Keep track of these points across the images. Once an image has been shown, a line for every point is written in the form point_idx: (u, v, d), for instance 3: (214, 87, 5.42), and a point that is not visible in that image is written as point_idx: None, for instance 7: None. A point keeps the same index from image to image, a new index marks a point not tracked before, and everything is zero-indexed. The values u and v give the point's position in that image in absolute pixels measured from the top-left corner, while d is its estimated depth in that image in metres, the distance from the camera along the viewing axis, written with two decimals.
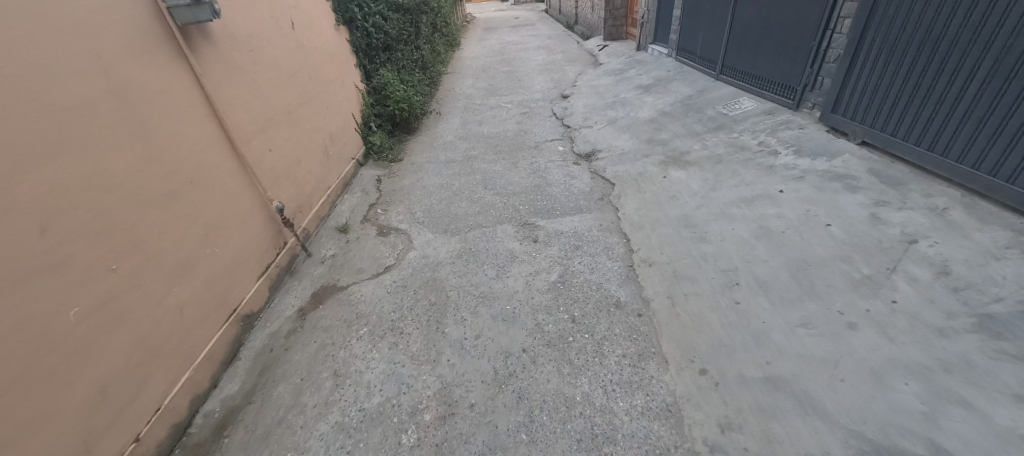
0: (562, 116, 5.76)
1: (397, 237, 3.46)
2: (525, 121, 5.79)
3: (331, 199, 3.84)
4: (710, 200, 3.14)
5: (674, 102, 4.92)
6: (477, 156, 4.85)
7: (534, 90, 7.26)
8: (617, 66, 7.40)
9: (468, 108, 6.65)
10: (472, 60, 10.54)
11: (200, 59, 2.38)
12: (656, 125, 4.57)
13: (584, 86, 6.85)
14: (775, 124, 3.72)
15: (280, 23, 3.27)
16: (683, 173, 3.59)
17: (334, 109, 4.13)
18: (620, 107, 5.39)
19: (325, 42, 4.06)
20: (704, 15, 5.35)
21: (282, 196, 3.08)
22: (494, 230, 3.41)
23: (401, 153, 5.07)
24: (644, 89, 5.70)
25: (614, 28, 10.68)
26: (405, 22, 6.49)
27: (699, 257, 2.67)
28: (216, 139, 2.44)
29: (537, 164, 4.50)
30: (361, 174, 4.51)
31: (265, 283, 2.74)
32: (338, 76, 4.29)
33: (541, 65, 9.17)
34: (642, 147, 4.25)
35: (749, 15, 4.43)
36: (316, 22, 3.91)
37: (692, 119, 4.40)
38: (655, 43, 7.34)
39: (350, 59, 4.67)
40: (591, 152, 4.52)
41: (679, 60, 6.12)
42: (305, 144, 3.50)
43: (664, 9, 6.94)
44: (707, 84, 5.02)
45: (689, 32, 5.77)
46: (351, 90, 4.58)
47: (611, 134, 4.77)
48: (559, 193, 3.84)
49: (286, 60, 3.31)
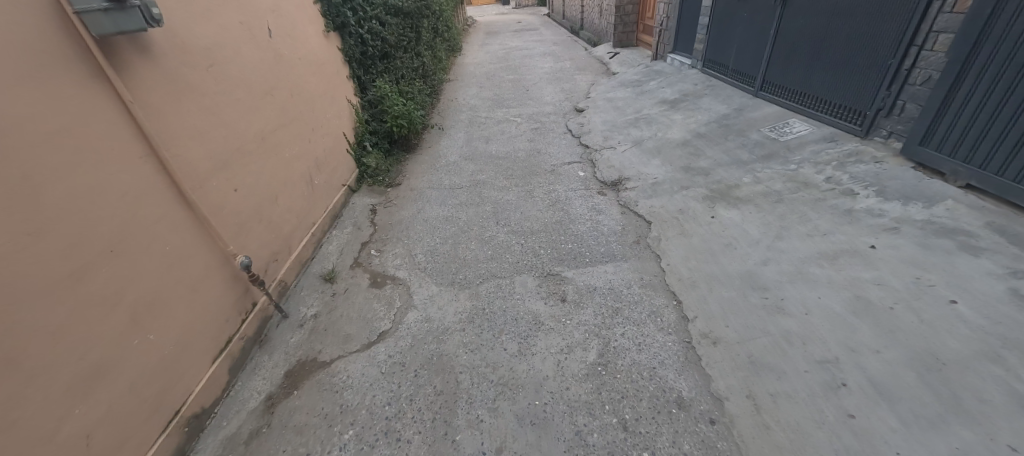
0: (578, 133, 5.18)
1: (393, 290, 2.86)
2: (537, 139, 5.21)
3: (316, 238, 3.24)
4: (778, 253, 2.56)
5: (708, 122, 4.35)
6: (485, 182, 4.25)
7: (544, 102, 6.68)
8: (634, 76, 6.84)
9: (473, 122, 6.07)
10: (475, 67, 9.96)
11: (130, 83, 1.78)
12: (691, 149, 4.00)
13: (599, 98, 6.29)
14: (841, 155, 3.16)
15: (253, 31, 2.69)
16: (736, 213, 3.01)
17: (322, 129, 3.53)
18: (645, 125, 4.84)
19: (312, 51, 3.47)
20: (739, 24, 4.79)
21: (252, 245, 2.48)
22: (511, 282, 2.82)
23: (399, 176, 4.49)
24: (669, 104, 5.14)
25: (624, 34, 10.16)
26: (405, 27, 5.90)
27: (780, 336, 2.09)
28: (155, 187, 1.84)
29: (555, 193, 3.92)
30: (353, 202, 3.91)
31: (224, 365, 2.14)
32: (327, 89, 3.70)
33: (549, 74, 8.61)
34: (678, 177, 3.67)
35: (800, 26, 3.87)
36: (300, 28, 3.32)
37: (734, 143, 3.82)
38: (675, 52, 6.80)
39: (341, 70, 4.08)
40: (617, 180, 3.94)
41: (706, 72, 5.55)
42: (285, 175, 2.91)
43: (686, 16, 6.40)
44: (745, 102, 4.46)
45: (720, 43, 5.21)
46: (342, 106, 3.99)
47: (638, 158, 4.20)
48: (586, 232, 3.26)
49: (260, 76, 2.72)
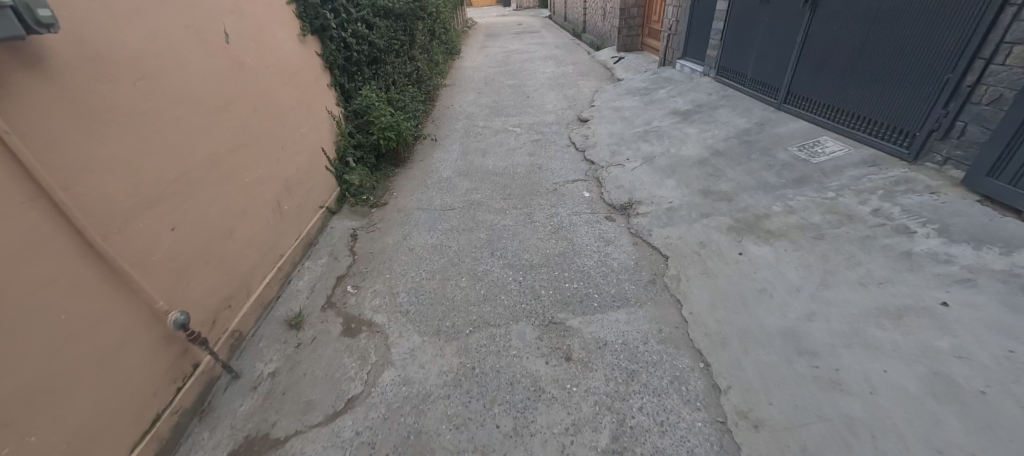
0: (582, 147, 4.77)
1: (368, 340, 2.43)
2: (537, 152, 4.80)
3: (284, 273, 2.83)
4: (825, 305, 2.14)
5: (727, 138, 3.94)
6: (480, 203, 3.84)
7: (545, 111, 6.26)
8: (641, 82, 6.44)
9: (469, 131, 5.66)
10: (473, 71, 9.56)
11: (9, 109, 1.38)
12: (709, 170, 3.59)
13: (604, 107, 5.88)
14: (888, 183, 2.74)
15: (204, 35, 2.27)
16: (768, 250, 2.59)
17: (295, 147, 3.12)
18: (655, 139, 4.42)
19: (283, 58, 3.05)
20: (759, 29, 4.38)
21: (195, 294, 2.07)
22: (507, 332, 2.41)
23: (385, 194, 4.08)
24: (681, 116, 4.73)
25: (629, 38, 9.77)
26: (395, 29, 5.49)
27: (839, 424, 1.67)
28: (47, 242, 1.45)
29: (557, 217, 3.50)
30: (332, 227, 3.49)
31: (146, 452, 1.74)
32: (302, 101, 3.28)
33: (550, 79, 8.20)
34: (696, 202, 3.25)
35: (832, 33, 3.47)
36: (269, 31, 2.90)
37: (759, 163, 3.41)
38: (685, 58, 6.40)
39: (321, 78, 3.66)
40: (627, 203, 3.53)
41: (721, 81, 5.14)
42: (244, 205, 2.49)
43: (697, 20, 6.00)
44: (768, 116, 4.05)
45: (737, 50, 4.80)
46: (320, 118, 3.57)
47: (650, 177, 3.78)
48: (593, 268, 2.84)
49: (213, 89, 2.30)
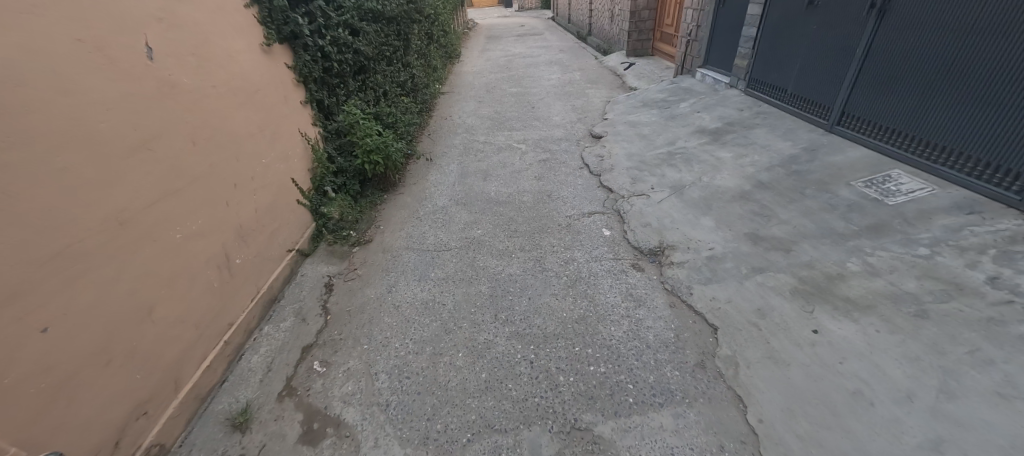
0: (597, 170, 4.19)
1: (332, 452, 1.84)
2: (546, 176, 4.22)
3: (234, 347, 2.25)
4: (956, 428, 1.56)
5: (772, 167, 3.35)
6: (481, 242, 3.25)
7: (553, 125, 5.67)
8: (658, 93, 5.85)
9: (469, 149, 5.08)
10: (473, 77, 8.96)
11: None
12: (755, 207, 3.01)
13: (619, 121, 5.30)
14: (1000, 240, 2.16)
15: (111, 52, 1.69)
16: (854, 330, 2.01)
17: (252, 183, 2.54)
18: (682, 164, 3.84)
19: (237, 73, 2.47)
20: (804, 38, 3.80)
21: (83, 413, 1.50)
22: (517, 444, 1.82)
23: (369, 228, 3.49)
24: (711, 136, 4.15)
25: (639, 42, 9.20)
26: (386, 35, 4.91)
27: None
28: None
29: (574, 264, 2.92)
30: (302, 274, 2.90)
31: None
32: (263, 124, 2.69)
33: (557, 87, 7.62)
34: (745, 251, 2.67)
35: (906, 46, 2.89)
36: (217, 41, 2.32)
37: (819, 203, 2.82)
38: (707, 67, 5.82)
39: (292, 95, 3.08)
40: (657, 246, 2.94)
41: (755, 95, 4.55)
42: (174, 271, 1.91)
43: (722, 25, 5.42)
44: (817, 140, 3.47)
45: (775, 60, 4.22)
46: (289, 143, 2.98)
47: (681, 213, 3.20)
48: (623, 343, 2.26)
49: (125, 124, 1.72)
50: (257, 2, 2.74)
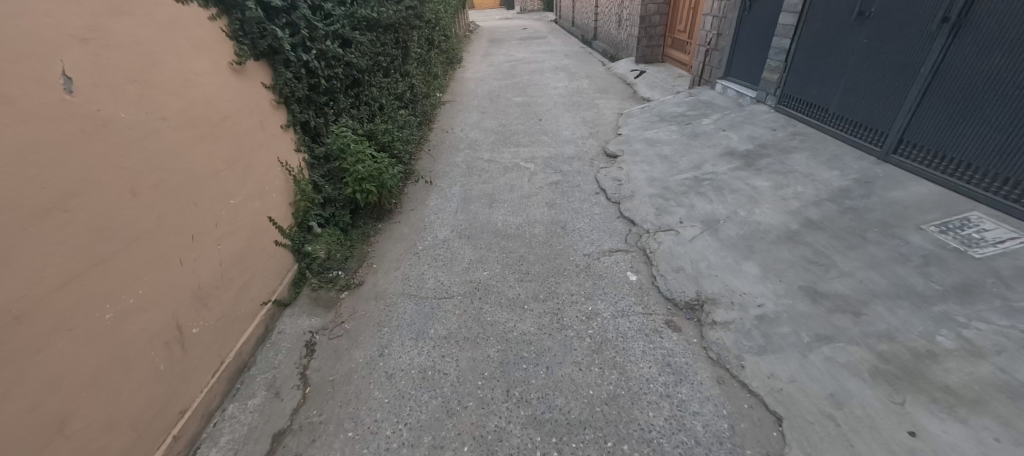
0: (616, 197, 3.77)
1: None
2: (558, 203, 3.80)
3: (186, 441, 1.83)
4: None
5: (820, 201, 2.93)
6: (488, 288, 2.83)
7: (563, 140, 5.26)
8: (675, 107, 5.44)
9: (472, 168, 4.66)
10: (476, 84, 8.53)
11: None
12: (807, 252, 2.59)
13: (635, 138, 4.88)
14: None
15: (4, 88, 1.28)
16: (963, 435, 1.59)
17: (217, 231, 2.12)
18: (713, 193, 3.43)
19: (198, 100, 2.05)
20: (851, 53, 3.39)
21: None
22: None
23: (361, 268, 3.07)
24: (742, 159, 3.73)
25: (649, 48, 8.80)
26: (383, 44, 4.50)
27: None
28: None
29: (598, 319, 2.50)
30: (279, 331, 2.48)
31: None
32: (230, 157, 2.28)
33: (564, 96, 7.21)
34: (804, 311, 2.25)
35: (989, 68, 2.47)
36: (170, 63, 1.90)
37: (885, 251, 2.40)
38: (728, 79, 5.41)
39: (270, 119, 2.65)
40: (694, 298, 2.52)
41: (788, 113, 4.13)
42: (99, 364, 1.50)
43: (747, 34, 5.01)
44: (870, 170, 3.05)
45: (814, 76, 3.80)
46: (265, 176, 2.56)
47: (719, 256, 2.78)
48: (666, 437, 1.84)
49: (24, 181, 1.31)
50: (227, 12, 2.31)
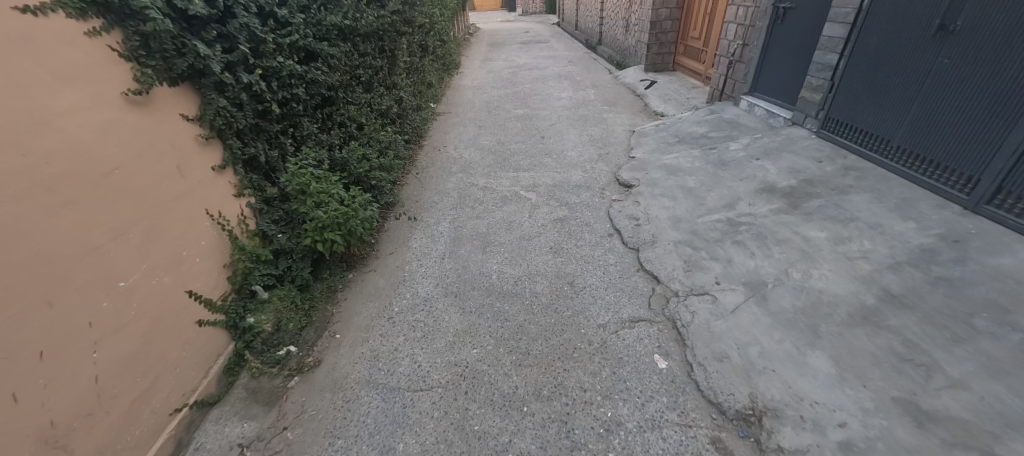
0: (633, 241, 3.17)
1: None
2: (564, 249, 3.20)
3: None
4: None
5: (898, 266, 2.32)
6: (477, 376, 2.21)
7: (568, 164, 4.65)
8: (695, 126, 4.84)
9: (465, 198, 4.06)
10: (474, 93, 7.94)
11: None
12: (893, 343, 1.98)
13: (652, 164, 4.27)
14: None
15: None
16: None
17: (91, 334, 1.51)
18: (754, 244, 2.82)
19: (62, 151, 1.46)
20: (924, 77, 2.80)
21: None
22: None
23: (319, 340, 2.46)
24: (785, 199, 3.12)
25: (659, 56, 8.24)
26: (361, 55, 3.91)
27: None
28: None
29: (619, 432, 1.89)
30: (196, 448, 1.86)
31: None
32: (123, 222, 1.67)
33: (569, 109, 6.62)
34: (906, 442, 1.64)
35: None
36: (4, 103, 1.31)
37: (1009, 351, 1.79)
38: (755, 95, 4.82)
39: (195, 162, 2.05)
40: (748, 406, 1.91)
41: (835, 141, 3.53)
42: None
43: (779, 45, 4.41)
44: (958, 224, 2.44)
45: (872, 100, 3.19)
46: (183, 237, 1.96)
47: (773, 338, 2.17)
48: None
49: None
50: (121, 24, 1.70)
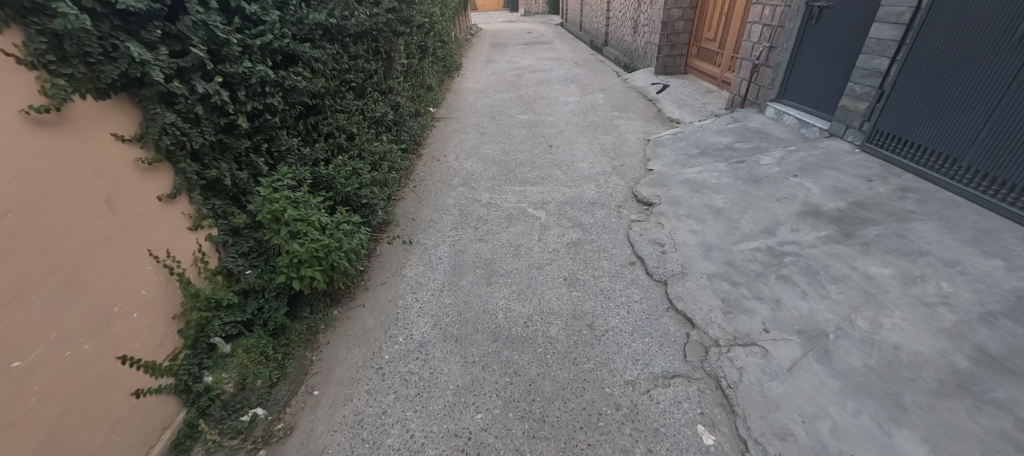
0: (659, 272, 2.77)
1: None
2: (580, 281, 2.80)
3: None
4: None
5: (990, 317, 1.93)
6: (482, 452, 1.81)
7: (579, 177, 4.25)
8: (717, 135, 4.43)
9: (467, 216, 3.67)
10: (476, 97, 7.55)
11: None
12: (1004, 425, 1.58)
13: (672, 178, 3.87)
14: None
15: None
16: None
17: None
18: (804, 280, 2.42)
19: None
20: (1009, 91, 2.41)
21: None
22: None
23: (293, 399, 2.05)
24: (834, 225, 2.72)
25: (669, 58, 7.87)
26: (352, 58, 3.52)
27: None
28: None
29: None
30: None
31: None
32: (20, 282, 1.28)
33: (577, 114, 6.22)
34: None
35: None
36: None
37: None
38: (782, 101, 4.42)
39: (133, 194, 1.66)
40: None
41: (884, 157, 3.13)
42: None
43: (811, 48, 4.02)
44: None
45: (936, 113, 2.79)
46: (116, 290, 1.57)
47: (845, 409, 1.77)
48: None
49: None
50: (22, 21, 1.33)
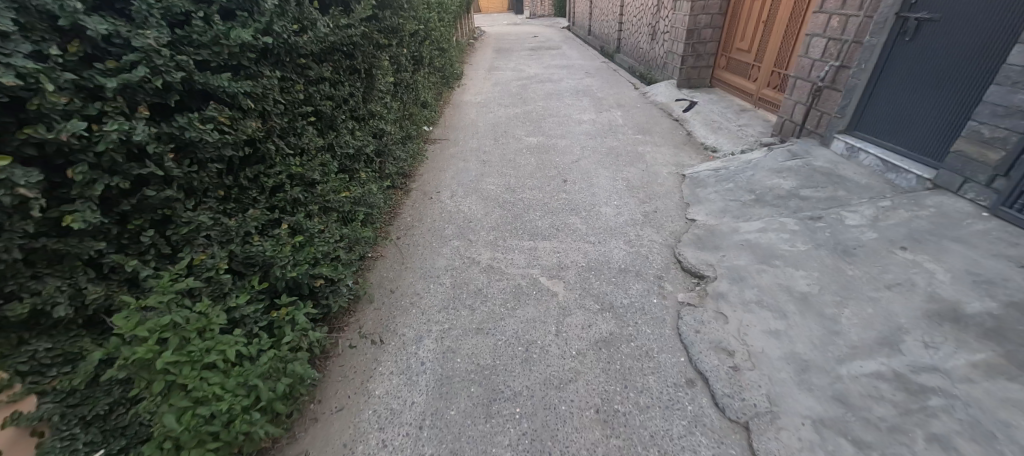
0: (733, 404, 1.92)
1: None
2: (620, 416, 1.94)
3: None
4: None
5: None
6: None
7: (603, 228, 3.40)
8: (773, 176, 3.57)
9: (460, 288, 2.83)
10: (477, 112, 6.69)
11: None
12: None
13: (726, 237, 3.01)
14: None
15: None
16: None
17: None
18: (975, 450, 1.56)
19: None
20: None
21: None
22: None
23: None
24: (992, 344, 1.87)
25: (694, 70, 7.03)
26: (311, 82, 2.68)
27: None
28: None
29: None
30: None
31: None
32: None
33: (594, 137, 5.37)
34: None
35: None
36: None
37: None
38: (855, 134, 3.57)
39: None
40: None
41: None
42: None
43: (898, 72, 3.17)
44: None
45: None
46: None
47: None
48: None
49: None
50: None
